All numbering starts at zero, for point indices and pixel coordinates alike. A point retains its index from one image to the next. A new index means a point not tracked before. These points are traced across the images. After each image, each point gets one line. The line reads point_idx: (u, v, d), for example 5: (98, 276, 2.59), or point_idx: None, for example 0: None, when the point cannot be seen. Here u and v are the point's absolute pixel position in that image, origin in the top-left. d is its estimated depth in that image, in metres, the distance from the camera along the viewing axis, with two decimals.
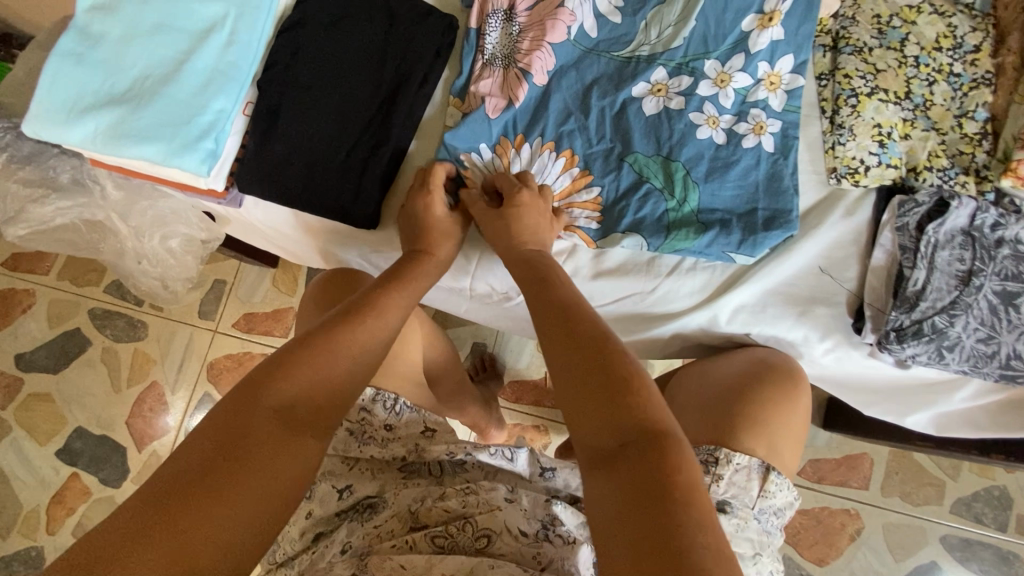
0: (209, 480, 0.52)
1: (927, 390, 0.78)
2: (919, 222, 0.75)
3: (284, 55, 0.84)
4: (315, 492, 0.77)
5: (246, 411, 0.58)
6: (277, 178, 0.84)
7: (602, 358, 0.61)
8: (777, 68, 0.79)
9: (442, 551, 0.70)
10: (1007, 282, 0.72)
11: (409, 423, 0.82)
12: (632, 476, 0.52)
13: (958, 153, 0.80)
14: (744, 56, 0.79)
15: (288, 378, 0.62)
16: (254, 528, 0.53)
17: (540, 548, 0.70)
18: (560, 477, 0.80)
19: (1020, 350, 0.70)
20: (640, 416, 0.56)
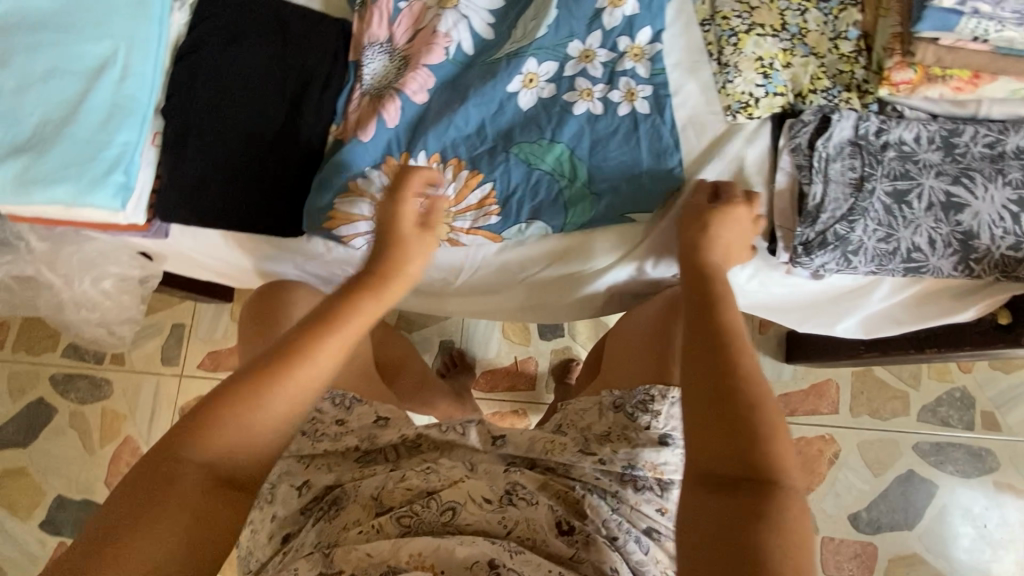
0: (145, 513, 0.55)
1: (847, 298, 0.82)
2: (810, 140, 0.79)
3: (182, 83, 0.86)
4: (276, 495, 0.78)
5: (207, 438, 0.58)
6: (197, 203, 0.85)
7: (742, 373, 0.60)
8: (637, 40, 0.89)
9: (409, 531, 0.68)
10: (897, 181, 0.76)
11: (360, 415, 0.82)
12: (735, 508, 0.54)
13: (838, 73, 0.85)
14: (601, 33, 0.89)
15: (229, 419, 0.59)
16: (187, 565, 0.55)
17: (504, 513, 0.68)
18: (511, 441, 0.77)
19: (917, 242, 0.74)
20: (762, 439, 0.57)
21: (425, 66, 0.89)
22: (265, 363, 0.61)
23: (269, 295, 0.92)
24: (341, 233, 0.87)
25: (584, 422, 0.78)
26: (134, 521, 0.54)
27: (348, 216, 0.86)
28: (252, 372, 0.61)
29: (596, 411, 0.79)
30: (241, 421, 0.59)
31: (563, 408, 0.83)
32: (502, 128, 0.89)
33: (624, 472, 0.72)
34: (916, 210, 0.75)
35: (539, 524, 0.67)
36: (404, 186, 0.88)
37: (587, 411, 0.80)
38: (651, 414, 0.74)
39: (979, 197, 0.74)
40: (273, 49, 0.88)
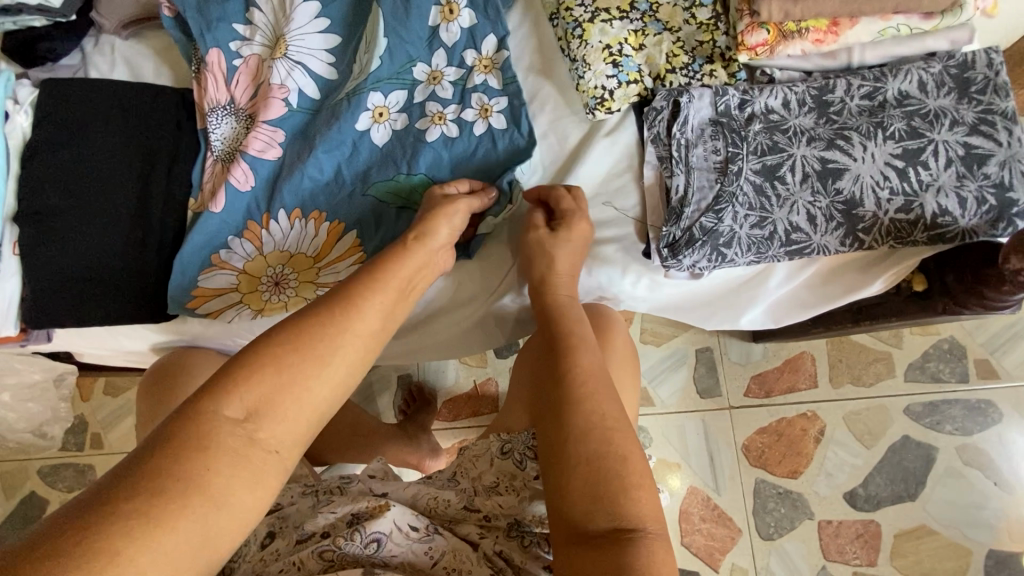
0: (165, 492, 0.46)
1: (746, 290, 0.74)
2: (667, 127, 0.73)
3: (28, 186, 0.84)
4: None
5: (239, 409, 0.52)
6: (61, 305, 0.83)
7: (599, 427, 0.62)
8: (484, 51, 0.82)
9: (331, 565, 0.66)
10: (765, 157, 0.68)
11: None
12: (595, 564, 0.54)
13: (697, 45, 0.77)
14: (444, 51, 0.83)
15: (267, 391, 0.53)
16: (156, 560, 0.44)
17: (431, 543, 0.70)
18: (404, 488, 0.77)
19: (795, 221, 0.67)
20: (617, 495, 0.58)
21: (267, 121, 0.84)
22: (304, 331, 0.57)
23: (162, 370, 0.89)
24: (210, 310, 0.84)
25: (474, 471, 0.75)
26: (148, 516, 0.45)
27: (213, 291, 0.83)
28: (289, 339, 0.56)
29: (485, 457, 0.75)
30: (284, 389, 0.54)
31: (458, 454, 0.80)
32: (360, 170, 0.82)
33: (510, 526, 0.71)
34: (789, 185, 0.67)
35: (466, 551, 0.68)
36: (265, 251, 0.83)
37: (478, 456, 0.76)
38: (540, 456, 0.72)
39: (858, 158, 0.66)
40: (115, 133, 0.86)
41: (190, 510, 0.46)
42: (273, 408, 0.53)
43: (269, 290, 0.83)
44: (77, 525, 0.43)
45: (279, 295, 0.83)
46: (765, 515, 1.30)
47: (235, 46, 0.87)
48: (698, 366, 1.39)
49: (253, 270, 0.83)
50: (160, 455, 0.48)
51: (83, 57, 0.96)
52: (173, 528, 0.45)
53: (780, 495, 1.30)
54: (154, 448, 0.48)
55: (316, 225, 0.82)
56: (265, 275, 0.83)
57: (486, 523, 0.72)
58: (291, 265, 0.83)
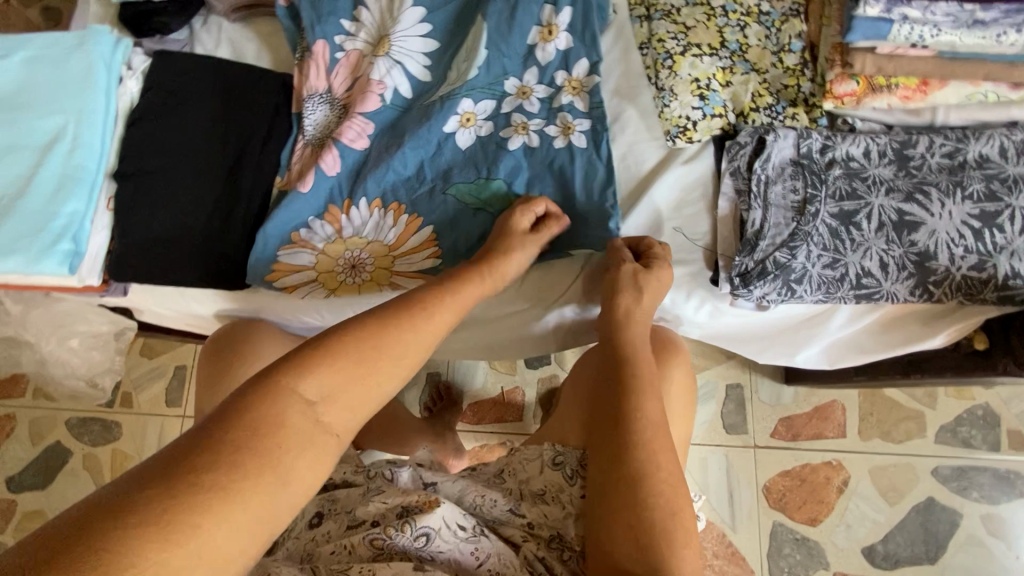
0: (241, 470, 0.48)
1: (806, 327, 0.77)
2: (749, 162, 0.75)
3: (132, 148, 0.89)
4: None
5: (315, 397, 0.54)
6: (145, 263, 0.87)
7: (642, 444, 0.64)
8: (575, 74, 0.86)
9: (381, 553, 0.67)
10: (843, 202, 0.71)
11: None
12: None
13: (783, 87, 0.80)
14: (537, 69, 0.87)
15: (320, 380, 0.55)
16: (219, 539, 0.46)
17: (477, 544, 0.69)
18: (449, 484, 0.79)
19: (867, 266, 0.69)
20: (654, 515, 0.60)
21: (361, 113, 0.88)
22: (369, 333, 0.60)
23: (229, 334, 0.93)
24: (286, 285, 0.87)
25: (523, 474, 0.77)
26: (221, 493, 0.47)
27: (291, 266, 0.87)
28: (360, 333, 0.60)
29: (537, 463, 0.76)
30: (356, 382, 0.57)
31: (509, 453, 0.81)
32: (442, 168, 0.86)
33: (551, 536, 0.71)
34: (865, 232, 0.69)
35: (510, 558, 0.68)
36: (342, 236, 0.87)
37: (529, 460, 0.77)
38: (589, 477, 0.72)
39: (935, 214, 0.68)
40: (218, 108, 0.91)
41: (254, 477, 0.49)
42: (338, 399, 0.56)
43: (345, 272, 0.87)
44: (164, 483, 0.45)
45: (355, 277, 0.87)
46: (779, 559, 1.29)
47: (339, 40, 0.92)
48: (727, 402, 1.39)
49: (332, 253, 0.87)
50: (223, 430, 0.50)
51: (190, 33, 1.01)
52: (240, 502, 0.47)
53: (797, 541, 1.29)
54: (229, 424, 0.50)
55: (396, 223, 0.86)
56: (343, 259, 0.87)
57: (530, 531, 0.72)
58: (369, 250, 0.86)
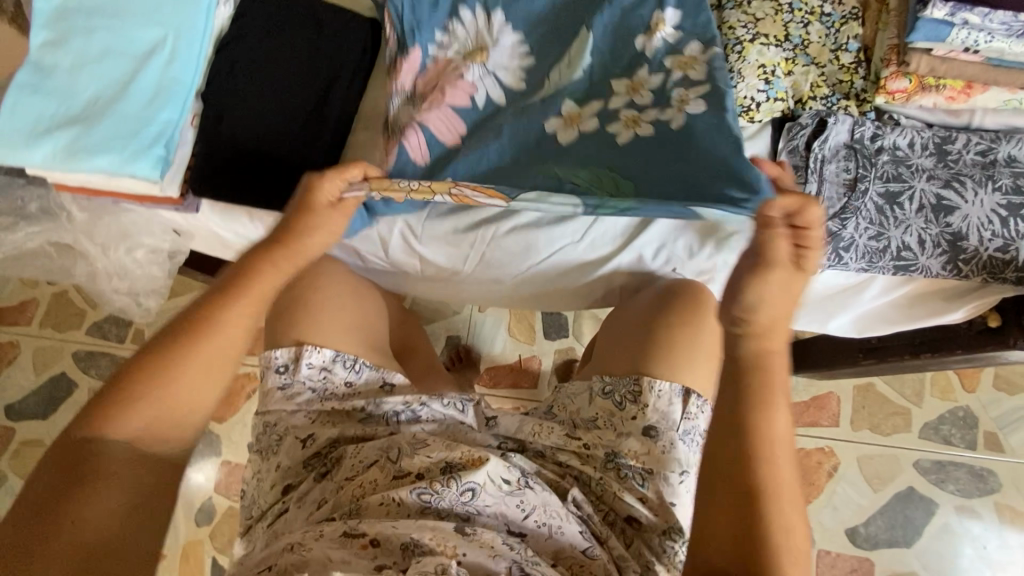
0: (109, 399, 0.60)
1: (843, 296, 0.84)
2: (807, 142, 0.83)
3: (222, 69, 0.93)
4: (281, 446, 0.82)
5: (190, 376, 0.63)
6: (228, 180, 0.90)
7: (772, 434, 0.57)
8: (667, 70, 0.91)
9: (427, 507, 0.72)
10: (889, 183, 0.79)
11: (368, 381, 0.84)
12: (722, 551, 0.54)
13: (837, 82, 0.89)
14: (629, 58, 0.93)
15: (177, 368, 0.62)
16: (115, 458, 0.58)
17: (522, 497, 0.74)
18: (503, 424, 0.84)
19: (908, 241, 0.77)
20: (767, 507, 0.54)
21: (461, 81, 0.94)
22: (195, 322, 0.64)
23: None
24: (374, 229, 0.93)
25: (573, 407, 0.83)
26: (106, 413, 0.59)
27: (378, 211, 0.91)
28: (180, 327, 0.64)
29: (586, 396, 0.83)
30: (202, 328, 0.64)
31: (555, 391, 0.87)
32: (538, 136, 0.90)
33: (608, 458, 0.78)
34: (908, 211, 0.78)
35: (555, 508, 0.74)
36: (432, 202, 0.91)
37: (577, 395, 0.84)
38: (639, 406, 0.78)
39: (968, 201, 0.77)
40: (307, 43, 0.95)
41: (166, 438, 0.62)
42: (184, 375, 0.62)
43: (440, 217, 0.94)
44: (102, 405, 0.60)
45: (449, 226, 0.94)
46: None
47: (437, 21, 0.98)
48: None
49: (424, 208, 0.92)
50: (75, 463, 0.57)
51: None
52: (100, 495, 0.57)
53: None
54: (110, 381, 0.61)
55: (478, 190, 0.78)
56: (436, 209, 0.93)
57: (586, 453, 0.79)
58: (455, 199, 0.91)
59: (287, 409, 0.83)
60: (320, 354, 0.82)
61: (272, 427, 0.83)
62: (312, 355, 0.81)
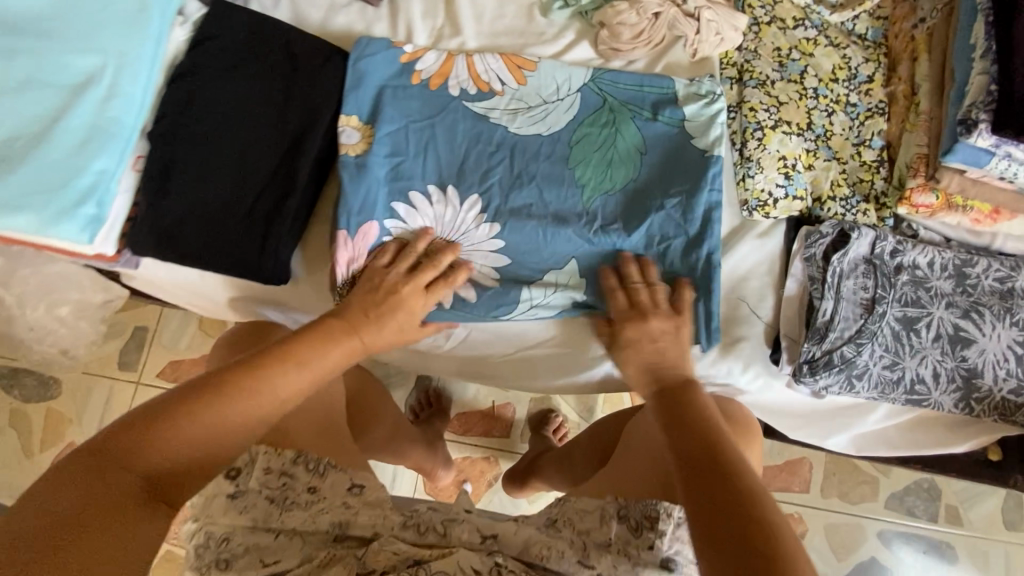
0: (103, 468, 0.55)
1: (845, 414, 0.80)
2: (825, 253, 0.77)
3: (174, 106, 0.79)
4: (233, 567, 0.72)
5: (265, 378, 0.64)
6: (177, 241, 0.78)
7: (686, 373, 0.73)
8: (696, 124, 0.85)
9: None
10: (907, 307, 0.75)
11: (333, 482, 0.80)
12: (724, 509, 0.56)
13: (858, 181, 0.83)
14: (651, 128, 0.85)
15: (269, 373, 0.65)
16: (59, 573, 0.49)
17: None
18: (501, 539, 0.75)
19: (922, 374, 0.73)
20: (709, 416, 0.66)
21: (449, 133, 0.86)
22: (236, 378, 0.63)
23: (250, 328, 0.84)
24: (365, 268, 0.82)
25: (584, 525, 0.75)
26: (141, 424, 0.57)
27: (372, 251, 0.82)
28: (241, 370, 0.64)
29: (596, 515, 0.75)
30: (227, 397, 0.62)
31: (560, 502, 0.80)
32: (538, 226, 0.82)
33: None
34: (924, 340, 0.74)
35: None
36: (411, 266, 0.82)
37: (587, 512, 0.76)
38: (657, 534, 0.70)
39: (986, 334, 0.73)
40: (277, 84, 0.82)
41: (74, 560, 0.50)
42: (201, 432, 0.60)
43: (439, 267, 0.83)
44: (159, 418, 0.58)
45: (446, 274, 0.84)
46: None
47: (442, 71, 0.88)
48: None
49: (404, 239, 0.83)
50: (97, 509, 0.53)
51: None
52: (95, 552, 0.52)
53: None
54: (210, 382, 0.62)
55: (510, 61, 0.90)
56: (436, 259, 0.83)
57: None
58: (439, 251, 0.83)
59: (244, 521, 0.75)
60: (279, 457, 0.78)
61: (223, 543, 0.74)
62: (269, 460, 0.78)
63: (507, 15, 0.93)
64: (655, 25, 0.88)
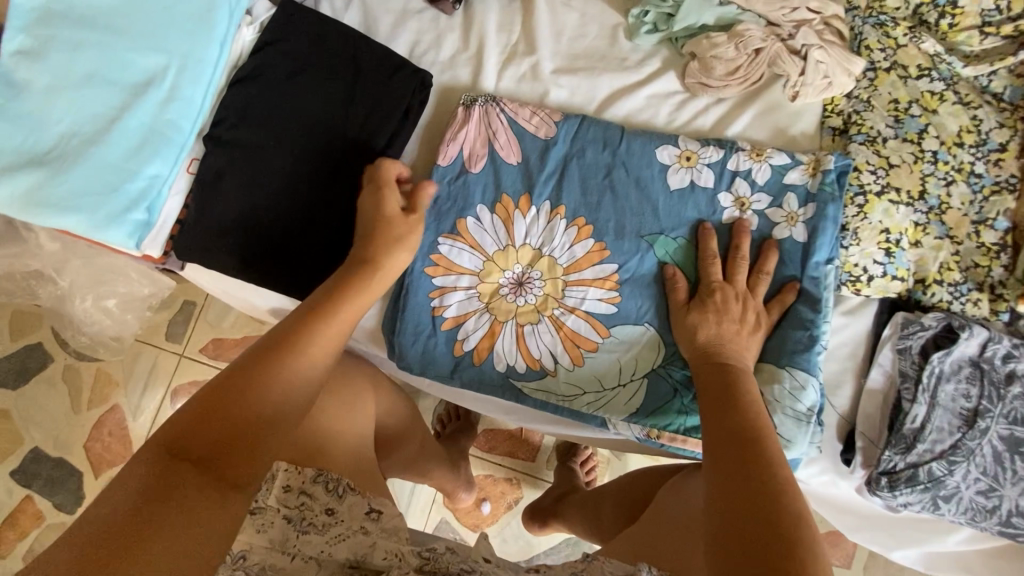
0: (165, 490, 0.47)
1: (920, 528, 0.71)
2: (923, 347, 0.68)
3: (232, 111, 0.76)
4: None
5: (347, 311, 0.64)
6: (216, 249, 0.75)
7: (743, 397, 0.61)
8: (817, 161, 0.75)
9: None
10: (1015, 426, 0.64)
11: (351, 505, 0.72)
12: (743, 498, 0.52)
13: (973, 266, 0.73)
14: (747, 182, 0.76)
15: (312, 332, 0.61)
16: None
17: None
18: None
19: (1022, 506, 0.63)
20: (775, 437, 0.58)
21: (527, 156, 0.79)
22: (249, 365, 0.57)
23: None
24: (434, 284, 0.77)
25: None
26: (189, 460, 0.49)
27: (451, 265, 0.77)
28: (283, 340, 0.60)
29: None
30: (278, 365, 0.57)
31: (588, 561, 0.70)
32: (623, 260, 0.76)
33: None
34: None
35: None
36: (496, 322, 0.76)
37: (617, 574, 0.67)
38: None
39: None
40: (338, 95, 0.78)
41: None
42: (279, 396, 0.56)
43: (514, 284, 0.77)
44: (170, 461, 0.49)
45: (519, 295, 0.76)
46: None
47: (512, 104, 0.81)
48: None
49: (488, 277, 0.77)
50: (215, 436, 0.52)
51: None
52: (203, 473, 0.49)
53: None
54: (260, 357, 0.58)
55: (592, 88, 0.84)
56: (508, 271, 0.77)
57: None
58: (537, 267, 0.76)
59: (259, 543, 0.64)
60: (299, 474, 0.71)
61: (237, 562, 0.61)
62: (288, 476, 0.70)
63: (588, 36, 0.86)
64: (755, 61, 0.79)
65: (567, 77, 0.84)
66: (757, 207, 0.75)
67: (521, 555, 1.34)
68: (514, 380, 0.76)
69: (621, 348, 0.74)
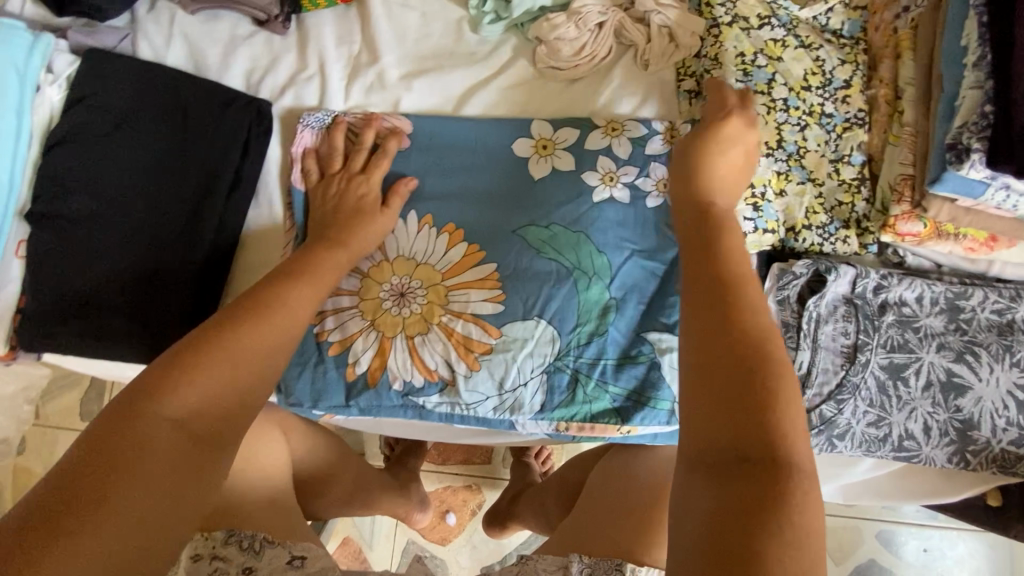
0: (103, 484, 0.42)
1: (831, 465, 0.73)
2: (800, 294, 0.69)
3: (52, 183, 0.69)
4: None
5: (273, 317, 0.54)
6: (65, 333, 0.68)
7: (719, 252, 0.51)
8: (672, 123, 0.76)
9: None
10: (893, 353, 0.67)
11: (272, 560, 0.63)
12: (729, 347, 0.44)
13: (837, 205, 0.74)
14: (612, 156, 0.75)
15: (249, 324, 0.53)
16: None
17: None
18: None
19: (911, 429, 0.66)
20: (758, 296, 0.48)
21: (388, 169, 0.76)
22: (207, 348, 0.49)
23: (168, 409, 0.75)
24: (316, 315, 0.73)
25: None
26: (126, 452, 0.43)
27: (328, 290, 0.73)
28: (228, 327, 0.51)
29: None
30: (225, 356, 0.50)
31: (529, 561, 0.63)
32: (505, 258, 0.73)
33: None
34: (911, 390, 0.66)
35: None
36: (384, 340, 0.72)
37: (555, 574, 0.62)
38: None
39: (983, 379, 0.65)
40: (169, 142, 0.72)
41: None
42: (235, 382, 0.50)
43: (394, 299, 0.73)
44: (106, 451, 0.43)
45: (401, 307, 0.73)
46: None
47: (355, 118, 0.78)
48: None
49: (369, 293, 0.73)
50: (119, 453, 0.43)
51: (133, 21, 0.80)
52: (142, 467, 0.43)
53: None
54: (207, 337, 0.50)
55: (445, 86, 0.81)
56: (386, 284, 0.73)
57: None
58: (416, 276, 0.73)
59: None
60: (210, 540, 0.63)
61: None
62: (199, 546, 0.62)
63: (433, 34, 0.82)
64: (599, 36, 0.78)
65: (417, 82, 0.80)
66: (626, 180, 0.75)
67: (495, 556, 1.33)
68: (413, 398, 0.72)
69: (517, 346, 0.71)
